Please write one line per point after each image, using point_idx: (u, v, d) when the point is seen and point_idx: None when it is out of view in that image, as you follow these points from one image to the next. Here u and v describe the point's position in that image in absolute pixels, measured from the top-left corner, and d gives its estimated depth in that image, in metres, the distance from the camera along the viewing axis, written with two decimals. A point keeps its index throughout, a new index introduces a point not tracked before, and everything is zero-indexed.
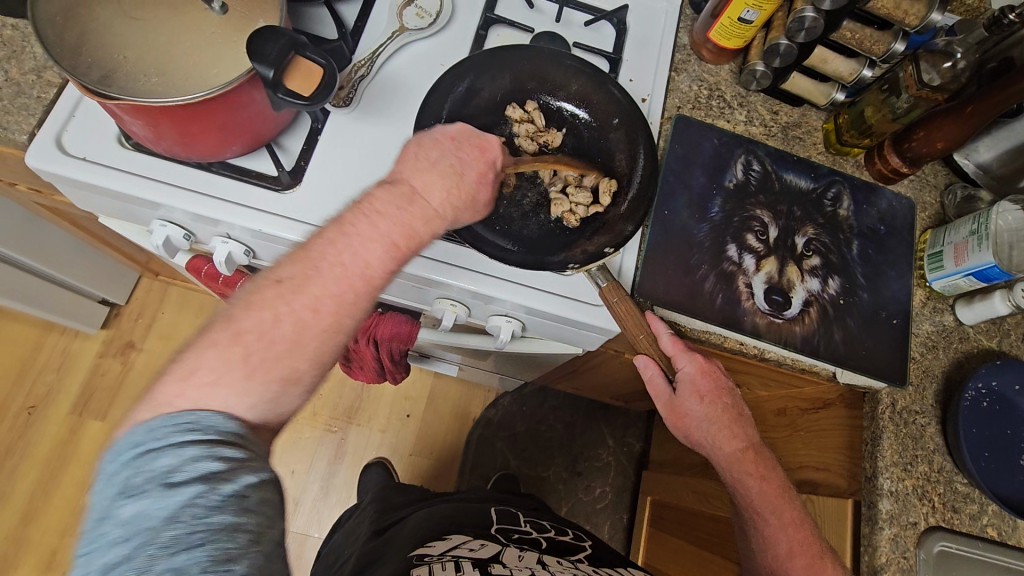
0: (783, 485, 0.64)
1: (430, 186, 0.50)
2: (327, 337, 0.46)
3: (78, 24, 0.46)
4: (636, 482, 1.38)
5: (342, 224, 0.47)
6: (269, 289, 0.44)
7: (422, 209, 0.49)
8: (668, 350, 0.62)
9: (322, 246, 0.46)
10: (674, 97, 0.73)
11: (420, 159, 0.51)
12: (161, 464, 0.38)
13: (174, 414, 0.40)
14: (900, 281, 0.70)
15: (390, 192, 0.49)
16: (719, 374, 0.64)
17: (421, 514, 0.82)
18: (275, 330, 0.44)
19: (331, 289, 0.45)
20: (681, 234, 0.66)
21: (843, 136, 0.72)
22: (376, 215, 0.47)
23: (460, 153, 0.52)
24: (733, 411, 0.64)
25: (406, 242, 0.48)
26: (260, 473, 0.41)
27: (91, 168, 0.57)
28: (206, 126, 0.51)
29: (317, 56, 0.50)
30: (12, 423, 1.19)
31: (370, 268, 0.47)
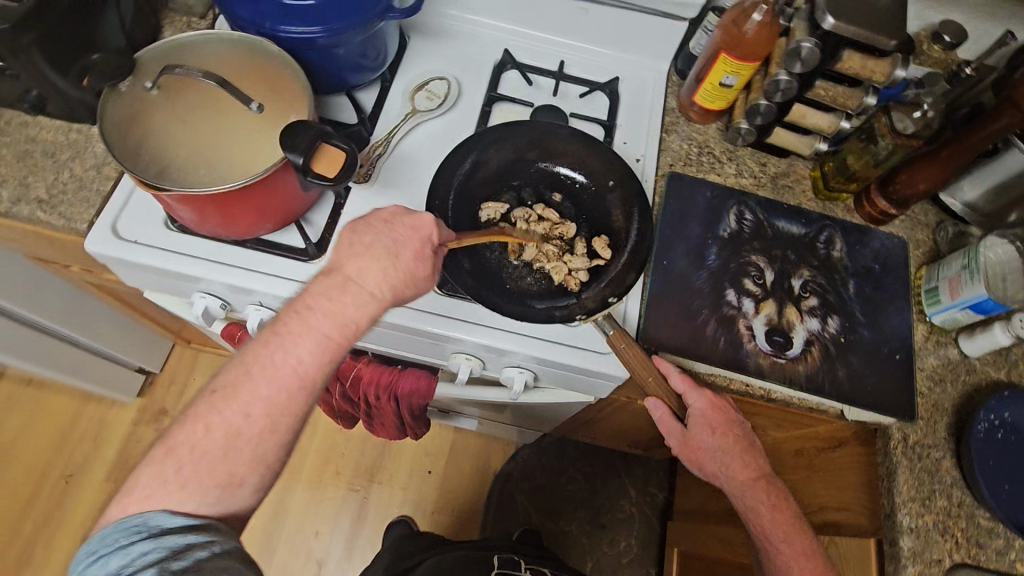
0: (797, 516, 0.65)
1: (364, 272, 0.51)
2: (262, 438, 0.49)
3: (138, 128, 0.53)
4: (661, 534, 1.35)
5: (275, 321, 0.50)
6: (204, 401, 0.49)
7: (356, 296, 0.51)
8: (678, 387, 0.64)
9: (256, 349, 0.49)
10: (667, 156, 0.78)
11: (353, 246, 0.53)
12: (114, 564, 0.45)
13: (123, 517, 0.46)
14: (900, 318, 0.72)
15: (324, 283, 0.51)
16: (729, 407, 0.65)
17: (431, 564, 0.85)
18: (206, 440, 0.48)
19: (263, 392, 0.49)
20: (681, 282, 0.70)
21: (831, 182, 0.77)
22: (306, 310, 0.50)
23: (394, 234, 0.53)
24: (744, 442, 0.65)
25: (341, 332, 0.50)
26: (213, 548, 0.46)
27: (141, 250, 0.64)
28: (245, 208, 0.57)
29: (341, 142, 0.57)
30: (50, 492, 1.24)
31: (303, 367, 0.50)
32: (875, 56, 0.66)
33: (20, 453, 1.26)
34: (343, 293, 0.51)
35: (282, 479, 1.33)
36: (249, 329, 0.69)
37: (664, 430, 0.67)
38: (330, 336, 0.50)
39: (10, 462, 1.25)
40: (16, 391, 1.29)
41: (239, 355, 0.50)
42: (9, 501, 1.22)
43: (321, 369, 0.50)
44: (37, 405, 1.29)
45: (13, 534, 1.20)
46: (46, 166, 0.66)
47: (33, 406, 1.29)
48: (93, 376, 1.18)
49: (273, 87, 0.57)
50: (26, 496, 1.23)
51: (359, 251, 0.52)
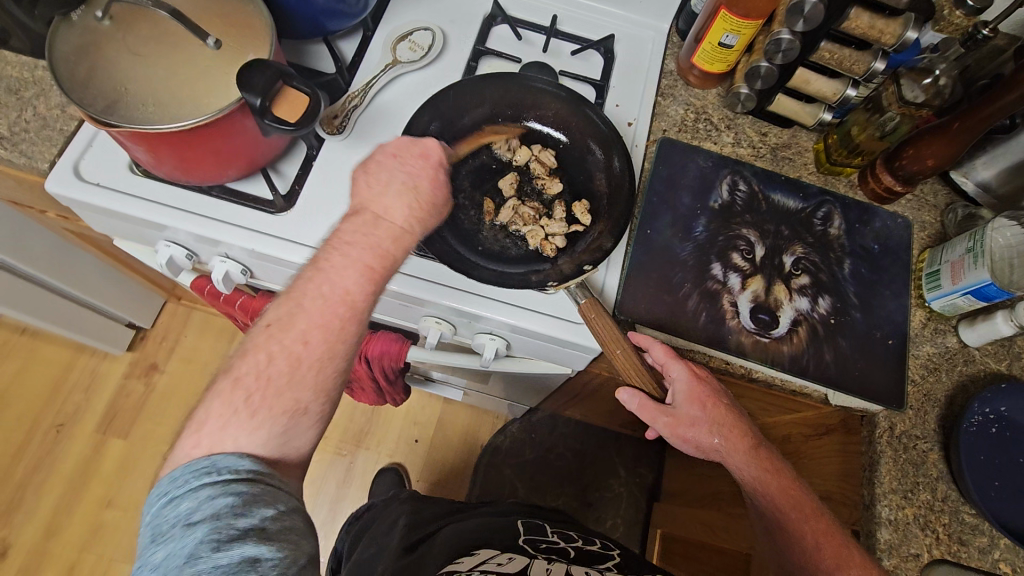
0: (797, 479, 0.62)
1: (393, 207, 0.51)
2: (323, 365, 0.47)
3: (89, 60, 0.50)
4: (648, 516, 1.33)
5: (315, 258, 0.49)
6: (259, 335, 0.47)
7: (388, 229, 0.51)
8: (659, 357, 0.60)
9: (302, 283, 0.48)
10: (661, 121, 0.74)
11: (373, 183, 0.52)
12: (184, 507, 0.41)
13: (193, 459, 0.43)
14: (897, 302, 0.68)
15: (354, 221, 0.51)
16: (712, 376, 0.63)
17: (450, 532, 0.81)
18: (271, 367, 0.46)
19: (316, 319, 0.47)
20: (664, 254, 0.66)
21: (833, 155, 0.72)
22: (345, 245, 0.49)
23: (406, 168, 0.53)
24: (733, 411, 0.62)
25: (380, 262, 0.50)
26: (276, 505, 0.43)
27: (103, 193, 0.62)
28: (202, 152, 0.55)
29: (302, 86, 0.54)
30: (40, 440, 1.25)
31: (351, 293, 0.48)
32: (885, 15, 0.60)
33: (13, 400, 1.27)
34: (371, 224, 0.50)
35: None
36: (214, 282, 0.67)
37: (647, 414, 0.61)
38: (371, 266, 0.49)
39: (3, 408, 1.26)
40: (10, 339, 1.30)
41: (285, 289, 0.48)
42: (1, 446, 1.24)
43: (370, 296, 0.49)
44: (30, 354, 1.30)
45: (4, 479, 1.22)
46: (10, 103, 0.63)
47: (26, 355, 1.30)
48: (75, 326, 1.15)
49: (233, 23, 0.54)
50: (18, 443, 1.24)
51: (375, 184, 0.52)
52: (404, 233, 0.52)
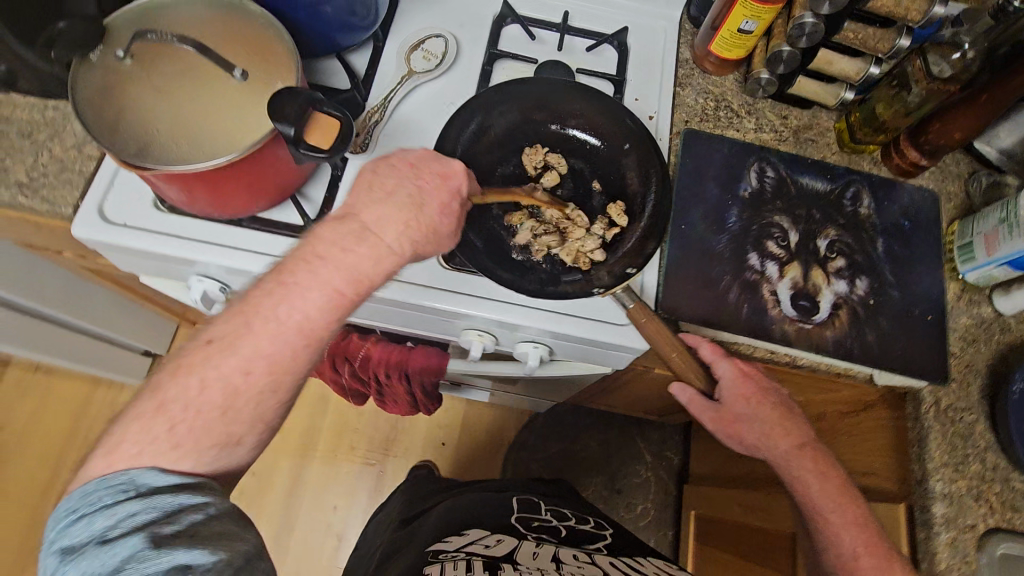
0: (847, 484, 0.61)
1: (386, 220, 0.49)
2: (262, 396, 0.47)
3: (115, 101, 0.49)
4: (678, 498, 1.35)
5: (281, 271, 0.47)
6: (197, 352, 0.46)
7: (374, 247, 0.48)
8: (704, 356, 0.63)
9: (260, 298, 0.47)
10: (681, 112, 0.74)
11: (374, 189, 0.50)
12: (98, 524, 0.42)
13: (106, 475, 0.43)
14: (931, 276, 0.68)
15: (337, 229, 0.48)
16: (761, 375, 0.64)
17: (445, 506, 0.84)
18: (203, 395, 0.45)
19: (265, 347, 0.46)
20: (700, 249, 0.66)
21: (857, 134, 0.72)
22: (316, 260, 0.47)
23: (419, 183, 0.51)
24: (782, 409, 0.63)
25: (354, 288, 0.48)
26: (205, 510, 0.44)
27: (131, 233, 0.61)
28: (235, 186, 0.54)
29: (333, 110, 0.53)
30: (67, 477, 1.24)
31: (311, 324, 0.47)
32: None
33: (33, 439, 1.26)
34: (359, 241, 0.48)
35: (296, 456, 1.33)
36: None
37: (697, 409, 0.65)
38: (341, 291, 0.47)
39: (24, 448, 1.25)
40: (25, 378, 1.28)
41: (241, 303, 0.47)
42: (27, 486, 1.23)
43: (328, 326, 0.47)
44: (46, 391, 1.28)
45: (33, 519, 1.21)
46: (24, 147, 0.62)
47: (42, 392, 1.28)
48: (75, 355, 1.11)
49: (257, 51, 0.53)
50: (43, 481, 1.24)
51: (382, 195, 0.50)
52: (394, 257, 0.49)
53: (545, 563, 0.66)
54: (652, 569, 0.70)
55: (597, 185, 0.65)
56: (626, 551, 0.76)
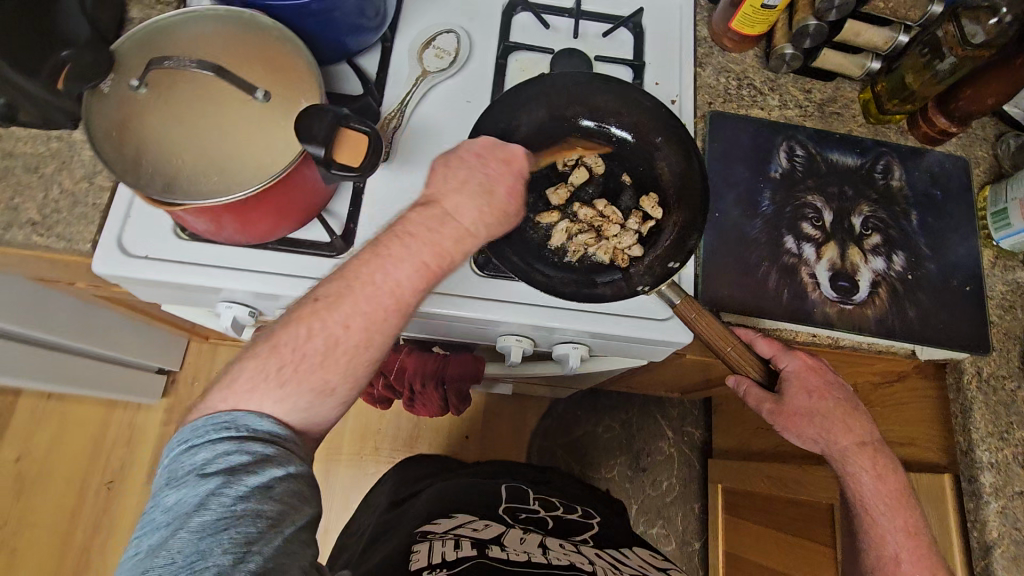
0: (905, 490, 0.59)
1: (463, 205, 0.50)
2: (357, 353, 0.46)
3: (133, 136, 0.47)
4: (701, 471, 1.37)
5: (377, 245, 0.48)
6: (307, 306, 0.46)
7: (454, 229, 0.49)
8: (763, 351, 0.61)
9: (357, 268, 0.47)
10: (704, 94, 0.72)
11: (449, 179, 0.51)
12: (201, 456, 0.42)
13: (216, 413, 0.44)
14: (966, 246, 0.68)
15: (422, 213, 0.50)
16: (827, 371, 0.61)
17: (436, 489, 0.82)
18: (308, 344, 0.45)
19: (364, 309, 0.46)
20: (736, 236, 0.65)
21: (885, 105, 0.70)
22: (408, 237, 0.48)
23: (486, 169, 0.52)
24: (848, 406, 0.60)
25: (438, 261, 0.49)
26: (286, 469, 0.43)
27: (156, 266, 0.59)
28: (264, 212, 0.52)
29: (360, 126, 0.51)
30: (94, 500, 1.24)
31: (402, 291, 0.47)
32: None
33: (55, 464, 1.24)
34: (442, 223, 0.49)
35: (322, 460, 1.33)
36: None
37: (751, 396, 0.62)
38: (427, 264, 0.48)
39: (47, 475, 1.24)
40: (39, 405, 1.26)
41: (341, 269, 0.47)
42: (55, 512, 1.22)
43: None
44: (63, 415, 1.27)
45: (66, 543, 1.21)
46: (33, 183, 0.59)
47: (59, 417, 1.27)
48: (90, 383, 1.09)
49: (275, 70, 0.50)
50: (71, 505, 1.23)
51: (454, 184, 0.51)
52: (463, 235, 0.50)
53: (532, 546, 0.65)
54: (635, 560, 0.71)
55: (627, 178, 0.63)
56: (613, 543, 0.76)
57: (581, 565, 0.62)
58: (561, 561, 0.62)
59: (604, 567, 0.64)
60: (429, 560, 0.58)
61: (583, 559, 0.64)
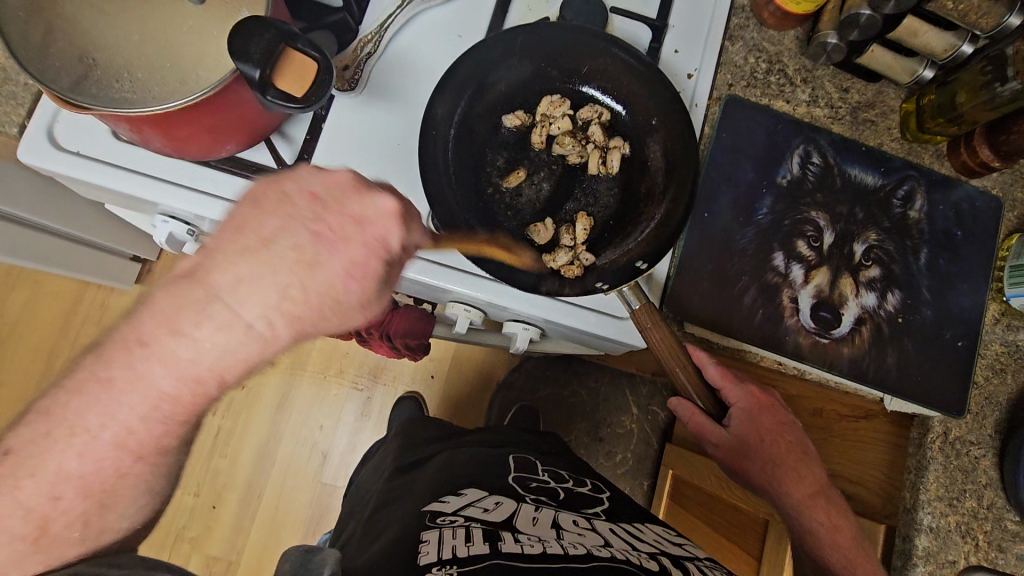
0: (860, 539, 0.56)
1: (252, 286, 0.36)
2: (76, 497, 0.39)
3: (43, 20, 0.41)
4: (659, 452, 1.35)
5: (127, 339, 0.37)
6: (22, 430, 0.38)
7: (229, 320, 0.36)
8: (713, 378, 0.58)
9: (95, 379, 0.38)
10: (725, 73, 0.63)
11: (245, 236, 0.36)
12: None
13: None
14: (972, 297, 0.61)
15: (185, 287, 0.36)
16: (777, 409, 0.59)
17: (443, 460, 0.78)
18: (25, 484, 0.37)
19: (76, 452, 0.38)
20: (720, 241, 0.59)
21: (926, 122, 0.61)
22: (183, 330, 0.36)
23: (317, 227, 0.37)
24: (797, 450, 0.59)
25: (192, 387, 0.38)
26: None
27: (85, 165, 0.54)
28: (194, 131, 0.46)
29: (309, 49, 0.44)
30: (60, 372, 1.26)
31: (159, 406, 0.38)
32: None
33: (26, 331, 1.26)
34: (204, 320, 0.36)
35: (286, 374, 1.33)
36: None
37: (702, 436, 0.59)
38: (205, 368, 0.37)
39: (16, 339, 1.26)
40: (12, 271, 1.26)
41: (102, 369, 0.37)
42: (21, 377, 1.25)
43: None
44: (37, 285, 1.27)
45: (30, 409, 1.24)
46: None
47: (33, 286, 1.26)
48: (43, 257, 1.01)
49: None
50: (36, 374, 1.25)
51: (250, 249, 0.36)
52: (259, 336, 0.37)
53: (545, 529, 0.60)
54: (651, 536, 0.64)
55: (623, 149, 0.55)
56: (626, 517, 0.70)
57: (599, 550, 0.56)
58: (579, 548, 0.55)
59: (622, 549, 0.57)
60: (438, 556, 0.54)
61: (598, 541, 0.58)
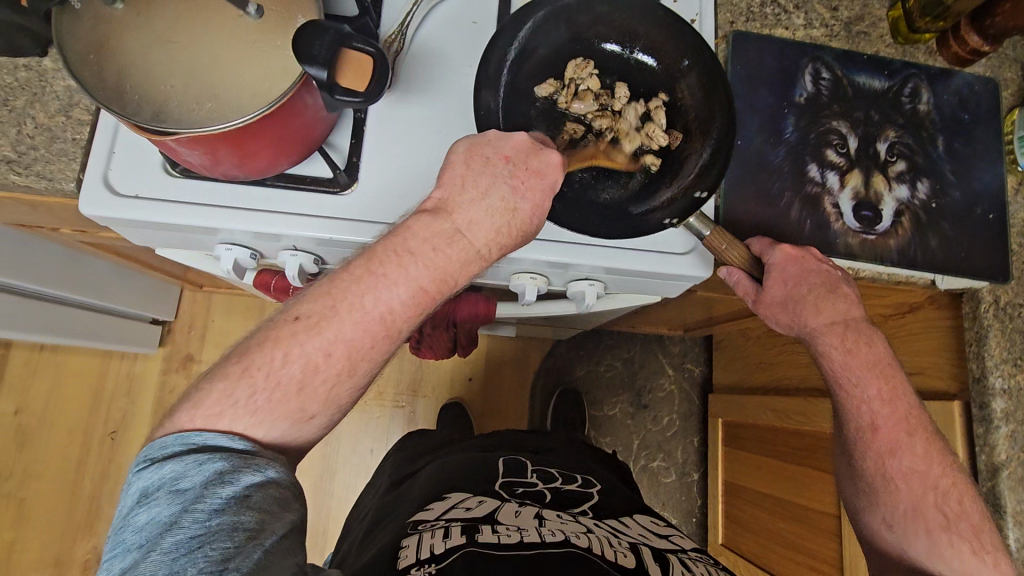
0: (879, 361, 0.60)
1: (477, 222, 0.49)
2: (340, 379, 0.46)
3: (113, 59, 0.42)
4: (701, 407, 1.40)
5: (370, 259, 0.47)
6: (286, 327, 0.45)
7: (462, 250, 0.48)
8: (753, 248, 0.59)
9: (346, 286, 0.46)
10: (725, 11, 0.66)
11: (469, 187, 0.49)
12: (168, 471, 0.41)
13: (186, 432, 0.42)
14: (992, 172, 0.66)
15: (428, 222, 0.48)
16: (811, 260, 0.58)
17: (430, 469, 0.81)
18: (283, 369, 0.45)
19: (347, 334, 0.46)
20: (759, 164, 0.62)
21: (916, 23, 0.66)
22: (406, 257, 0.47)
23: (514, 181, 0.49)
24: (824, 291, 0.58)
25: (436, 286, 0.48)
26: (263, 473, 0.42)
27: (147, 206, 0.55)
28: (262, 143, 0.48)
29: (364, 45, 0.46)
30: (99, 451, 1.24)
31: (392, 315, 0.47)
32: None
33: (56, 416, 1.24)
34: (449, 245, 0.48)
35: None
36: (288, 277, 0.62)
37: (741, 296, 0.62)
38: (425, 288, 0.48)
39: (47, 427, 1.23)
40: (31, 359, 1.24)
41: (328, 285, 0.46)
42: (59, 463, 1.23)
43: None
44: (57, 369, 1.25)
45: (75, 492, 1.22)
46: (4, 121, 0.55)
47: (55, 369, 1.25)
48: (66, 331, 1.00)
49: None
50: (76, 456, 1.23)
51: (474, 197, 0.49)
52: (480, 260, 0.50)
53: (528, 521, 0.65)
54: (636, 530, 0.70)
55: (663, 98, 0.58)
56: (613, 514, 0.74)
57: (577, 537, 0.61)
58: (555, 536, 0.61)
59: (603, 536, 0.64)
60: (417, 556, 0.57)
61: (578, 530, 0.64)
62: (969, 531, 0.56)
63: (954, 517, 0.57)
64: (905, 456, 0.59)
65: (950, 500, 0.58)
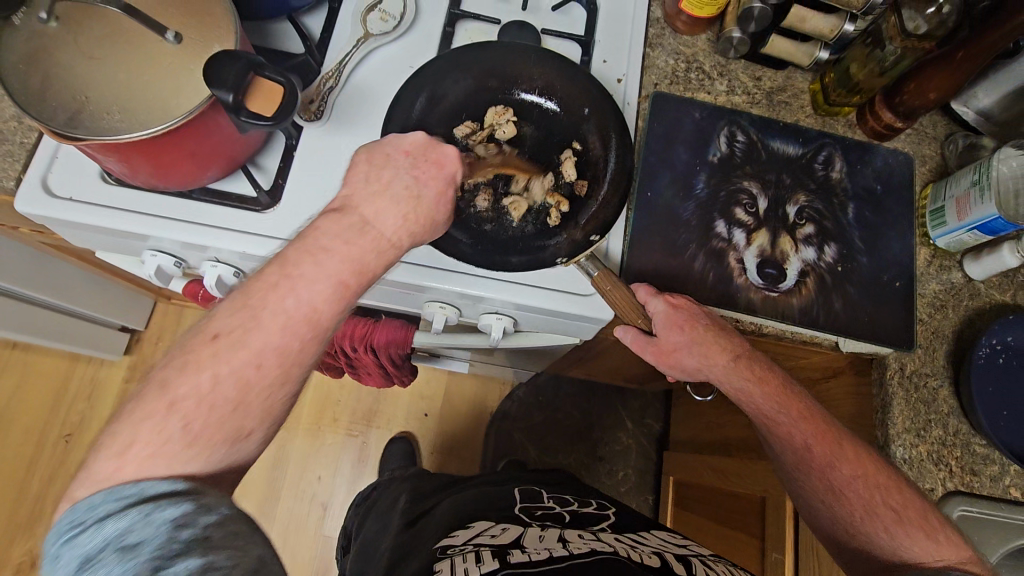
0: (785, 384, 0.61)
1: (385, 213, 0.49)
2: (274, 382, 0.44)
3: (41, 69, 0.47)
4: (659, 464, 1.37)
5: (286, 262, 0.46)
6: (205, 346, 0.43)
7: (375, 240, 0.48)
8: (639, 297, 0.60)
9: (263, 292, 0.45)
10: (651, 74, 0.70)
11: (371, 184, 0.50)
12: (109, 530, 0.38)
13: (114, 486, 0.39)
14: (902, 243, 0.67)
15: (336, 221, 0.48)
16: (691, 304, 0.60)
17: (445, 505, 0.78)
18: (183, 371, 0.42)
19: (275, 341, 0.44)
20: (667, 216, 0.64)
21: (831, 95, 0.69)
22: (321, 253, 0.46)
23: (415, 173, 0.51)
24: (715, 326, 0.60)
25: (357, 279, 0.47)
26: (217, 511, 0.40)
27: (77, 208, 0.59)
28: (177, 156, 0.52)
29: (275, 75, 0.50)
30: (51, 453, 1.25)
31: (317, 310, 0.45)
32: None
33: (15, 414, 1.26)
34: (362, 232, 0.48)
35: None
36: (207, 285, 0.66)
37: (637, 351, 0.62)
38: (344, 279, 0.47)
39: (5, 424, 1.25)
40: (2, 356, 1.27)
41: (241, 297, 0.45)
42: (10, 461, 1.24)
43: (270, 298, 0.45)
44: (24, 368, 1.28)
45: (21, 492, 1.22)
46: None
47: (21, 367, 1.28)
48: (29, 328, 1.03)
49: (191, 14, 0.50)
50: (28, 455, 1.24)
51: (375, 193, 0.50)
52: (394, 246, 0.49)
53: (552, 540, 0.61)
54: (655, 542, 0.67)
55: (575, 147, 0.63)
56: (631, 529, 0.72)
57: (603, 550, 0.59)
58: (582, 549, 0.59)
59: (625, 548, 0.61)
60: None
61: (602, 544, 0.61)
62: (918, 517, 0.55)
63: (902, 510, 0.56)
64: (843, 466, 0.58)
65: (895, 495, 0.56)
